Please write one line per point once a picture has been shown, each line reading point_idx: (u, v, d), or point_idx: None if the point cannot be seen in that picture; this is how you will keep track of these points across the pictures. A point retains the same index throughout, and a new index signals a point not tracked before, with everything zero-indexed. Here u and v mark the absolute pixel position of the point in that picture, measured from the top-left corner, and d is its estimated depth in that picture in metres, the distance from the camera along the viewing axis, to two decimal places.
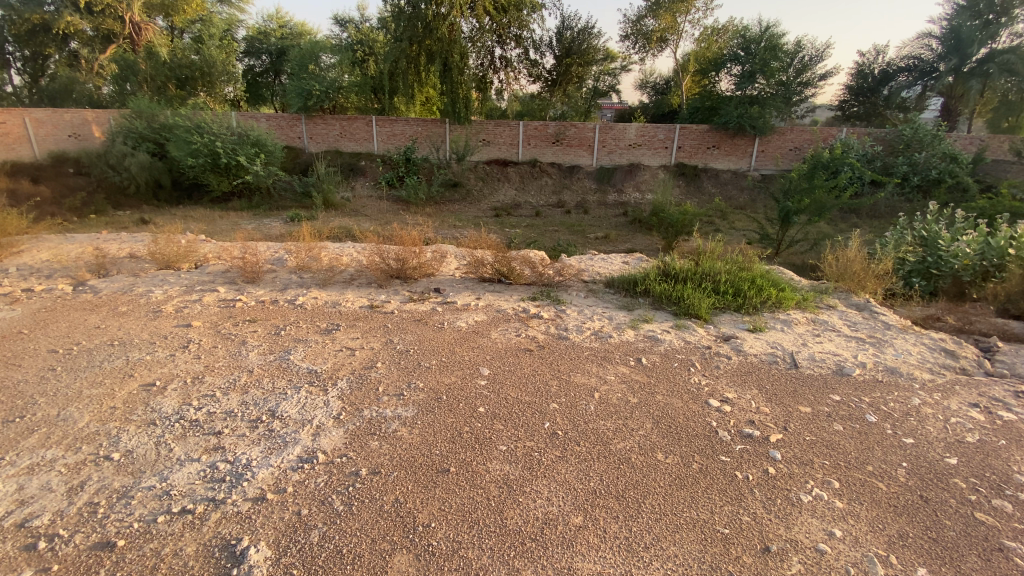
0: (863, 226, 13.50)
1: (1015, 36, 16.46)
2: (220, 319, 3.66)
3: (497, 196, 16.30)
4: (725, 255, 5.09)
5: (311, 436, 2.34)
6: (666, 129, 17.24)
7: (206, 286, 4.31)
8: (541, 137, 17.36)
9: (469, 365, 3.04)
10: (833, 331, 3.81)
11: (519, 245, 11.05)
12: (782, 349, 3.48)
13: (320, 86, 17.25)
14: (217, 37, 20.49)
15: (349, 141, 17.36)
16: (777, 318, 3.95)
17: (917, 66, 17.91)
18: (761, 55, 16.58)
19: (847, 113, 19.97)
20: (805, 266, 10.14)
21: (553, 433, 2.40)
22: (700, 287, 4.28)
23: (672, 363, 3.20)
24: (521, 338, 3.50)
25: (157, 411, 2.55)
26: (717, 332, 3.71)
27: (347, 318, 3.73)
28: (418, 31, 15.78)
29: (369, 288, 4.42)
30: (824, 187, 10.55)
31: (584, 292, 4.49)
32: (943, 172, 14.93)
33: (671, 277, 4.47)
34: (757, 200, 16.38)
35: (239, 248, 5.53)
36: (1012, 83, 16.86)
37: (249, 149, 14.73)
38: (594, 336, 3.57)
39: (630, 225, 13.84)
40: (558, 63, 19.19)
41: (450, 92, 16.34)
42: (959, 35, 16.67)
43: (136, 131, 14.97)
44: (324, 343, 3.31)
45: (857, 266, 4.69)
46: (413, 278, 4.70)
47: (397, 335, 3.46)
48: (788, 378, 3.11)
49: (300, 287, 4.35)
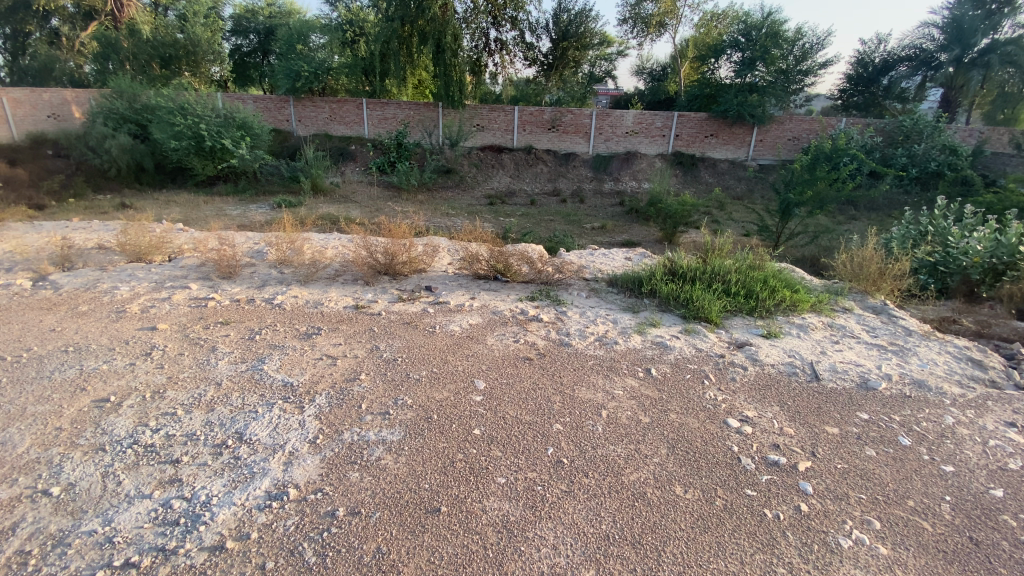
0: (861, 219, 13.31)
1: (1017, 27, 16.13)
2: (189, 321, 3.33)
3: (492, 183, 15.92)
4: (734, 252, 4.82)
5: (282, 466, 2.05)
6: (663, 117, 16.89)
7: (177, 283, 3.98)
8: (537, 123, 16.95)
9: (463, 377, 2.76)
10: (852, 337, 3.56)
11: (514, 235, 10.72)
12: (801, 359, 3.22)
13: (309, 66, 16.66)
14: (203, 14, 19.65)
15: (339, 125, 16.92)
16: (792, 323, 3.70)
17: (918, 56, 17.58)
18: (761, 42, 16.23)
19: (846, 103, 19.78)
20: (806, 260, 9.93)
21: (557, 461, 2.13)
22: (709, 287, 4.01)
23: (685, 375, 2.93)
24: (519, 344, 3.22)
25: (109, 433, 2.24)
26: (729, 338, 3.45)
27: (331, 320, 3.42)
28: (410, 11, 15.31)
29: (355, 286, 4.11)
30: (827, 179, 10.31)
31: (585, 292, 4.21)
32: (942, 164, 14.75)
33: (677, 276, 4.20)
34: (755, 190, 16.11)
35: (217, 240, 5.20)
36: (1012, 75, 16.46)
37: (234, 132, 14.22)
38: (598, 343, 3.29)
39: (627, 215, 13.55)
40: (554, 47, 18.72)
41: (443, 75, 15.86)
42: (960, 26, 16.38)
43: (117, 112, 14.42)
44: (304, 350, 3.01)
45: (873, 266, 4.43)
46: (402, 274, 4.40)
47: (385, 340, 3.17)
48: (810, 393, 2.85)
49: (281, 284, 4.03)
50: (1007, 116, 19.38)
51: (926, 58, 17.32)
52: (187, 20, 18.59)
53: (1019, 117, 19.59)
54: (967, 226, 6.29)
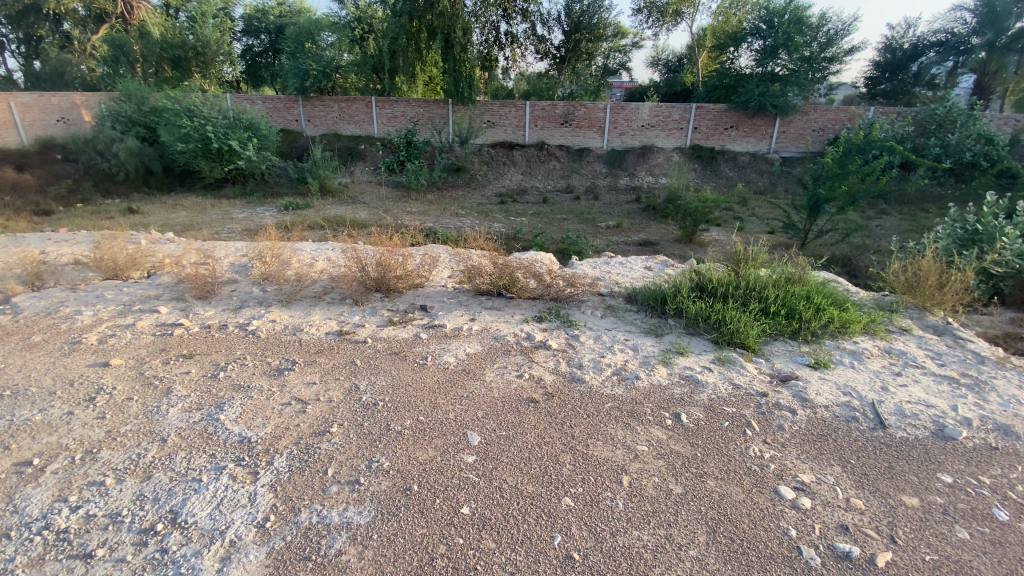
0: (893, 214, 12.55)
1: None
2: (149, 354, 2.94)
3: (502, 180, 15.41)
4: (769, 263, 4.29)
5: (217, 565, 1.62)
6: (681, 109, 16.22)
7: (146, 306, 3.60)
8: (549, 118, 16.42)
9: (454, 427, 2.30)
10: (916, 368, 3.03)
11: (525, 236, 10.22)
12: (859, 398, 2.72)
13: (317, 65, 16.30)
14: (213, 15, 19.45)
15: (348, 124, 16.62)
16: (843, 349, 3.19)
17: (948, 40, 16.62)
18: (784, 28, 15.47)
19: (872, 91, 18.79)
20: (835, 260, 9.27)
21: (567, 557, 1.66)
22: (743, 306, 3.51)
23: (722, 424, 2.44)
24: (522, 381, 2.74)
25: (18, 513, 1.84)
26: (770, 371, 2.95)
27: (310, 351, 3.00)
28: (418, 5, 14.80)
29: (341, 306, 3.67)
30: (859, 173, 9.61)
31: (600, 311, 3.72)
32: (977, 154, 13.88)
33: (706, 293, 3.70)
34: (779, 184, 15.36)
35: (201, 253, 4.83)
36: None
37: (241, 133, 13.94)
38: (616, 378, 2.81)
39: (644, 212, 12.96)
40: (567, 39, 18.08)
41: (453, 71, 15.41)
42: (993, 8, 15.27)
43: (125, 115, 14.27)
44: (272, 392, 2.57)
45: (930, 278, 3.86)
46: (397, 291, 3.96)
47: (367, 376, 2.73)
48: (876, 446, 2.35)
49: (260, 305, 3.63)
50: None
51: (957, 42, 16.31)
52: (196, 21, 18.40)
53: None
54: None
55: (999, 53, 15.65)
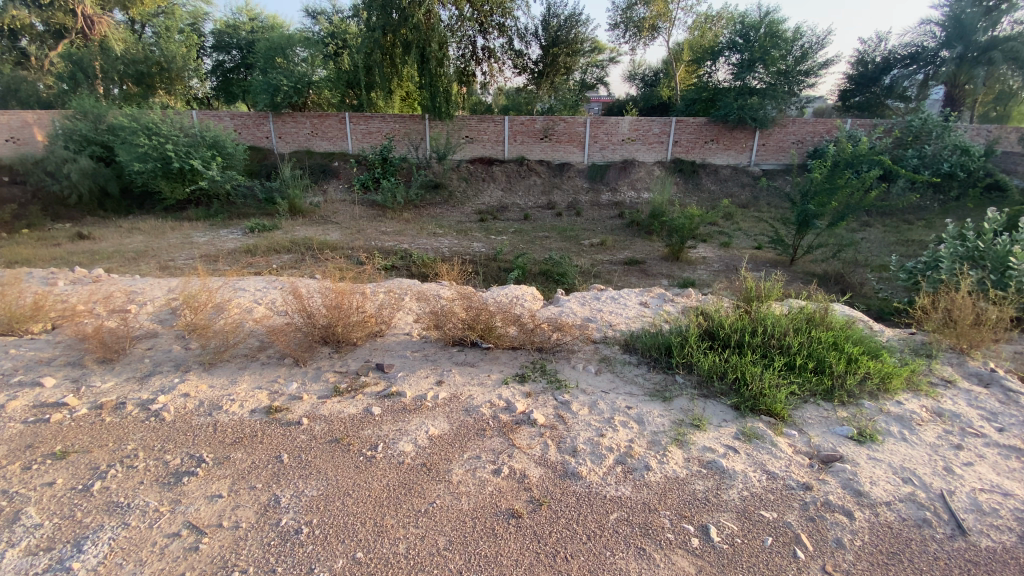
0: (875, 227, 12.37)
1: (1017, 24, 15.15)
2: (9, 456, 2.26)
3: (482, 197, 14.84)
4: (784, 301, 3.74)
5: None
6: (661, 123, 15.96)
7: (31, 378, 2.91)
8: (528, 133, 16.01)
9: (404, 569, 1.67)
10: (980, 437, 2.49)
11: (506, 256, 9.63)
12: (923, 487, 2.16)
13: (289, 80, 15.55)
14: (179, 30, 18.64)
15: (320, 140, 15.95)
16: (888, 414, 2.65)
17: (919, 54, 16.75)
18: (760, 42, 15.34)
19: (846, 103, 18.85)
20: (828, 278, 8.89)
21: None
22: (764, 359, 2.94)
23: (765, 543, 1.84)
24: (500, 480, 2.10)
25: None
26: (808, 450, 2.38)
27: (226, 442, 2.35)
28: (392, 20, 14.32)
29: (279, 368, 3.01)
30: (849, 188, 9.28)
31: (594, 365, 3.09)
32: (955, 165, 13.83)
33: (718, 342, 3.13)
34: (761, 198, 15.12)
35: (129, 302, 4.09)
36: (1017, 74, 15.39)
37: (205, 151, 13.13)
38: (621, 471, 2.18)
39: (627, 228, 12.51)
40: (544, 53, 17.72)
41: (430, 86, 14.91)
42: (960, 23, 15.42)
43: (79, 134, 13.35)
44: (158, 516, 1.90)
45: (968, 318, 3.32)
46: (350, 344, 3.31)
47: (293, 482, 2.08)
48: (965, 569, 1.78)
49: (174, 373, 2.96)
50: (1000, 112, 19.32)
51: (927, 57, 16.57)
52: (161, 36, 17.56)
53: (1013, 113, 19.38)
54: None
55: (967, 66, 15.57)
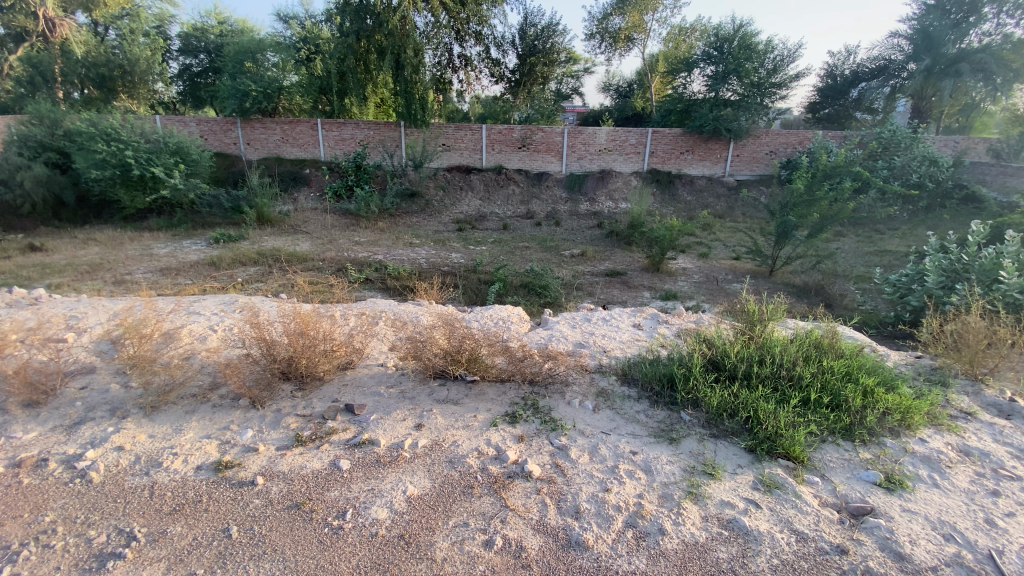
0: (849, 238, 12.51)
1: (985, 35, 15.69)
2: None
3: (460, 206, 14.50)
4: (790, 326, 3.54)
5: None
6: (638, 133, 15.96)
7: None
8: (506, 142, 15.79)
9: None
10: (1015, 481, 2.30)
11: (485, 268, 9.31)
12: (968, 545, 1.93)
13: (258, 85, 14.91)
14: (144, 33, 17.80)
15: (292, 147, 15.43)
16: (913, 455, 2.44)
17: (886, 67, 17.13)
18: (734, 54, 15.40)
19: (817, 114, 19.43)
20: (808, 289, 8.82)
21: None
22: (776, 392, 2.70)
23: None
24: (493, 555, 1.77)
25: None
26: (835, 500, 2.14)
27: (163, 512, 1.96)
28: (366, 25, 13.98)
29: (234, 412, 2.63)
30: (828, 199, 9.27)
31: (591, 401, 2.77)
32: (923, 176, 14.14)
33: (725, 373, 2.89)
34: (737, 208, 15.19)
35: (66, 330, 3.60)
36: (982, 88, 15.81)
37: (167, 158, 12.45)
38: (633, 537, 1.89)
39: (607, 238, 12.34)
40: (521, 62, 17.54)
41: (405, 93, 14.54)
42: (928, 36, 15.92)
43: (31, 139, 12.50)
44: None
45: (981, 342, 3.18)
46: (316, 380, 2.94)
47: (244, 565, 1.72)
48: None
49: (111, 420, 2.55)
50: (960, 122, 19.98)
51: (896, 69, 16.95)
52: (124, 38, 16.71)
53: (972, 124, 20.08)
54: (1014, 259, 5.26)
55: (935, 77, 15.98)
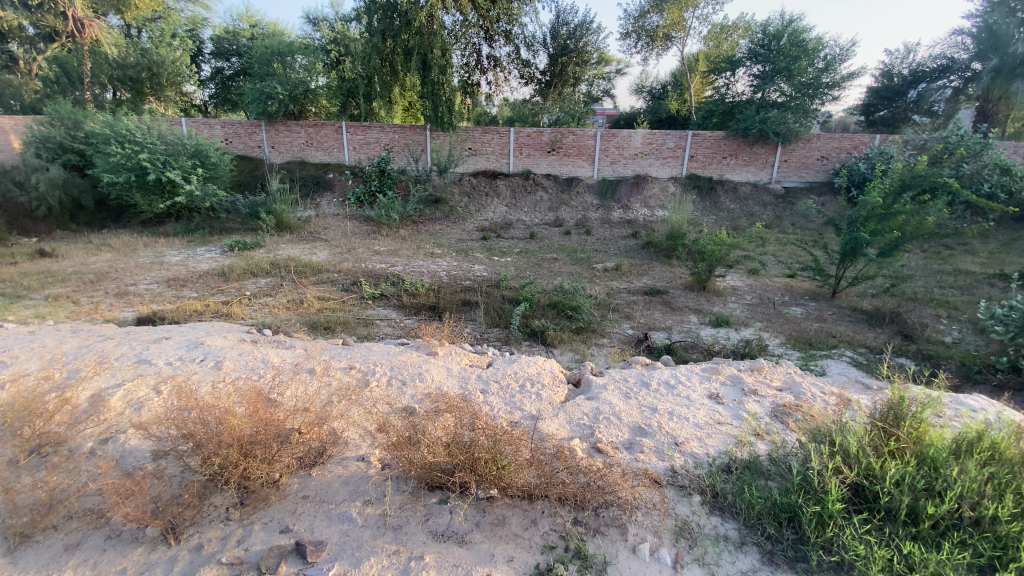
0: (915, 254, 11.13)
1: None
2: None
3: (485, 213, 13.64)
4: (942, 419, 2.50)
5: None
6: (676, 136, 14.78)
7: None
8: (536, 146, 14.86)
9: None
10: None
11: (511, 284, 8.36)
12: None
13: (284, 87, 14.27)
14: (173, 35, 17.56)
15: (316, 151, 14.87)
16: None
17: (950, 66, 15.27)
18: (785, 52, 14.07)
19: (871, 117, 17.89)
20: (882, 315, 7.55)
21: None
22: (970, 558, 1.70)
23: None
24: None
25: None
26: None
27: None
28: (393, 24, 13.31)
29: (131, 555, 1.75)
30: (909, 212, 7.83)
31: (670, 550, 1.79)
32: (996, 186, 12.58)
33: (875, 512, 1.89)
34: (785, 217, 13.88)
35: None
36: None
37: (185, 161, 11.94)
38: None
39: (643, 250, 11.26)
40: (552, 63, 16.66)
41: (431, 95, 13.76)
42: (993, 34, 13.78)
43: (52, 140, 12.19)
44: None
45: None
46: (262, 493, 2.03)
47: None
48: None
49: None
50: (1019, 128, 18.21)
51: (960, 68, 14.96)
52: (156, 40, 16.46)
53: None
54: None
55: (1003, 78, 13.80)
